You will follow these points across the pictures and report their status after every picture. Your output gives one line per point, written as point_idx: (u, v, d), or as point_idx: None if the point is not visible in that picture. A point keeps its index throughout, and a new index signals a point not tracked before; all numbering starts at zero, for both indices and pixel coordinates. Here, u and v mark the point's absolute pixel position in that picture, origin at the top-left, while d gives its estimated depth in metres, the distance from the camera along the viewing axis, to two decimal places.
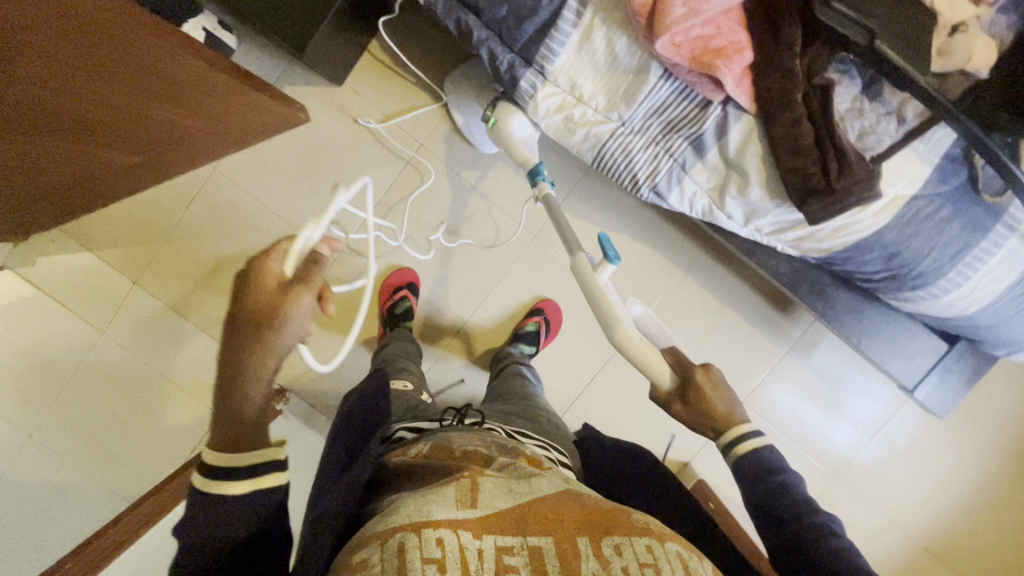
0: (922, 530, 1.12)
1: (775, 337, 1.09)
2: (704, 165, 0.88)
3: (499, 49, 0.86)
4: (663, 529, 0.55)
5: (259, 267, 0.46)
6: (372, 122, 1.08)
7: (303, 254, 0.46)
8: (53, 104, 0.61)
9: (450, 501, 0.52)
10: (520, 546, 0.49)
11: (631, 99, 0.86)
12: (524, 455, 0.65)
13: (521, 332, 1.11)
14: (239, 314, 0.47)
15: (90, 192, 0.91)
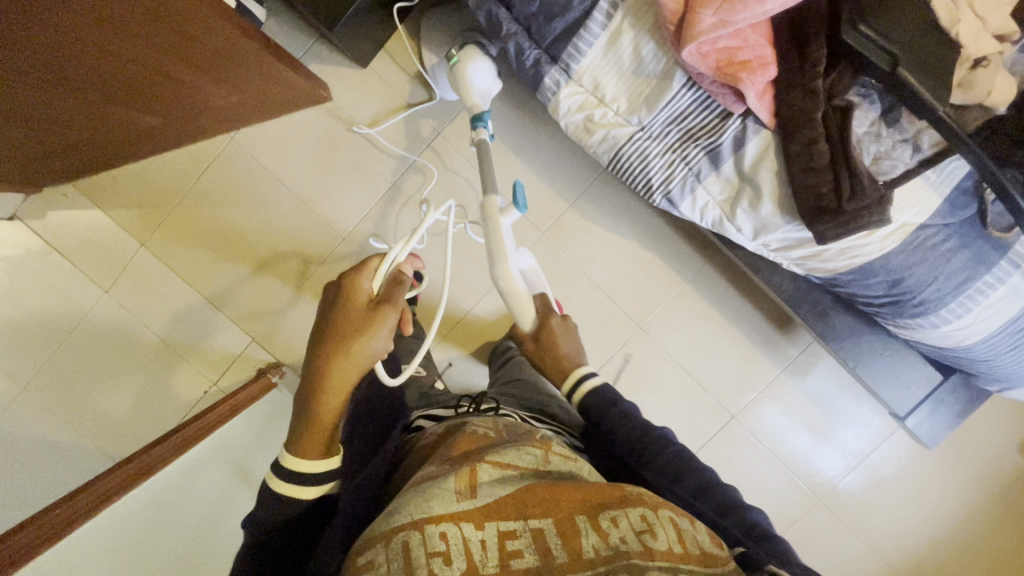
0: (883, 542, 1.32)
1: (773, 355, 1.27)
2: (718, 177, 0.87)
3: (526, 45, 0.88)
4: (653, 499, 0.56)
5: (353, 285, 0.64)
6: (363, 128, 1.20)
7: (389, 273, 0.67)
8: (79, 49, 0.72)
9: (449, 492, 0.50)
10: (523, 530, 0.48)
11: (652, 104, 0.85)
12: (536, 437, 0.64)
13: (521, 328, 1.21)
14: (334, 325, 0.63)
15: (113, 138, 1.02)
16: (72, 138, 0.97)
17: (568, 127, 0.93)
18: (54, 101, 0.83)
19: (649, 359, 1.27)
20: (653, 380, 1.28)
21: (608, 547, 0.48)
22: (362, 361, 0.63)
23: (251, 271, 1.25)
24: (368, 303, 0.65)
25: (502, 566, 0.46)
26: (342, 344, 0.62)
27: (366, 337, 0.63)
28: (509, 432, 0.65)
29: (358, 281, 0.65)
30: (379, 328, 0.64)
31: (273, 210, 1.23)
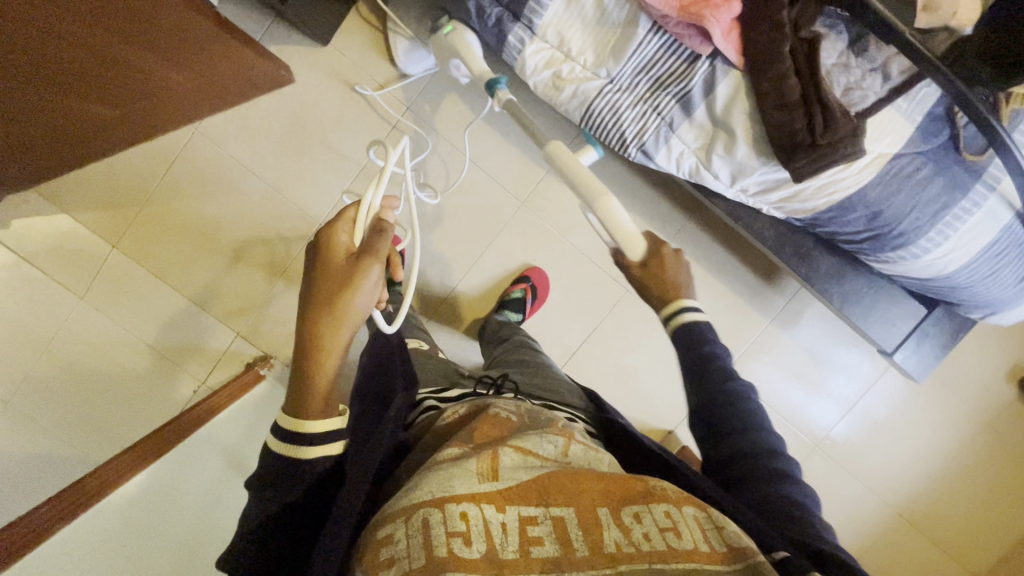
0: (880, 481, 1.34)
1: (761, 306, 1.28)
2: (691, 124, 0.86)
3: (487, 3, 0.86)
4: (679, 493, 0.50)
5: (330, 239, 0.60)
6: (368, 89, 1.17)
7: (370, 223, 0.61)
8: (45, 58, 0.70)
9: (469, 475, 0.48)
10: (544, 516, 0.46)
11: (620, 54, 0.84)
12: (558, 425, 0.59)
13: (508, 299, 1.20)
14: (316, 285, 0.58)
15: (78, 142, 1.00)
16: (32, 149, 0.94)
17: (537, 87, 0.91)
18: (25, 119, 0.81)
19: (639, 320, 1.27)
20: (645, 341, 1.28)
21: (629, 543, 0.44)
22: (347, 316, 0.57)
23: (231, 264, 1.22)
24: (348, 256, 0.60)
25: (521, 552, 0.44)
26: (322, 302, 0.57)
27: (348, 291, 0.57)
28: (529, 415, 0.61)
29: (335, 234, 0.60)
30: (360, 282, 0.58)
31: (246, 199, 1.21)
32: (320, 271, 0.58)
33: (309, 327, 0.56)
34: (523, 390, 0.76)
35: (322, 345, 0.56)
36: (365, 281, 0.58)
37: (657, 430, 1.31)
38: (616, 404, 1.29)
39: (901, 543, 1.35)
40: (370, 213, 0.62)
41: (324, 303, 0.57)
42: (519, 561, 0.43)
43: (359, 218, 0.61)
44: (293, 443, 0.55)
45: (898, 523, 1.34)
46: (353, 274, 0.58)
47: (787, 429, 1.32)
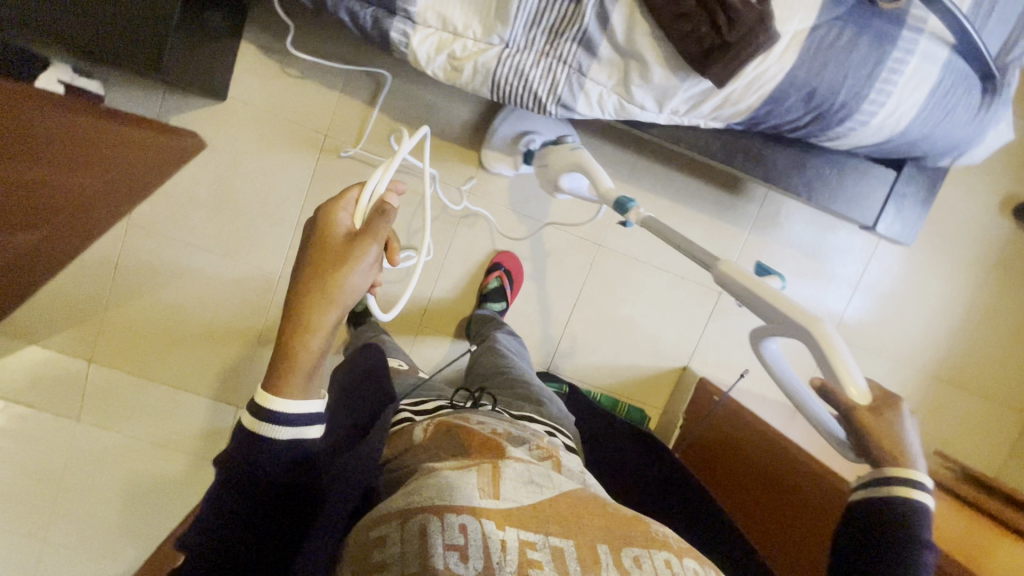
0: (904, 350, 1.32)
1: (737, 218, 1.25)
2: (600, 64, 0.82)
3: (358, 7, 0.82)
4: (681, 543, 0.51)
5: (327, 217, 0.53)
6: (351, 149, 1.15)
7: (374, 206, 0.55)
8: None
9: (473, 490, 0.48)
10: (543, 544, 0.46)
11: (506, 15, 0.79)
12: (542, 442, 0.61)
13: (487, 292, 1.19)
14: (308, 260, 0.52)
15: (12, 276, 0.98)
16: None
17: (437, 74, 0.87)
18: None
19: (621, 270, 1.24)
20: (633, 289, 1.25)
21: None
22: (336, 296, 0.51)
23: (208, 343, 1.21)
24: (347, 235, 0.53)
25: (520, 573, 0.44)
26: (312, 282, 0.51)
27: (340, 271, 0.51)
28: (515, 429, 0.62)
29: (333, 211, 0.54)
30: (352, 263, 0.52)
31: (201, 276, 1.18)
32: (313, 250, 0.52)
33: (296, 302, 0.51)
34: (499, 404, 0.77)
35: (307, 323, 0.51)
36: (357, 261, 0.52)
37: (672, 370, 1.30)
38: (624, 358, 1.28)
39: (942, 403, 1.34)
40: (374, 194, 0.55)
41: (312, 283, 0.51)
42: None
43: (362, 198, 0.54)
44: (271, 421, 0.49)
45: (932, 385, 1.33)
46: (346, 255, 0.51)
47: None
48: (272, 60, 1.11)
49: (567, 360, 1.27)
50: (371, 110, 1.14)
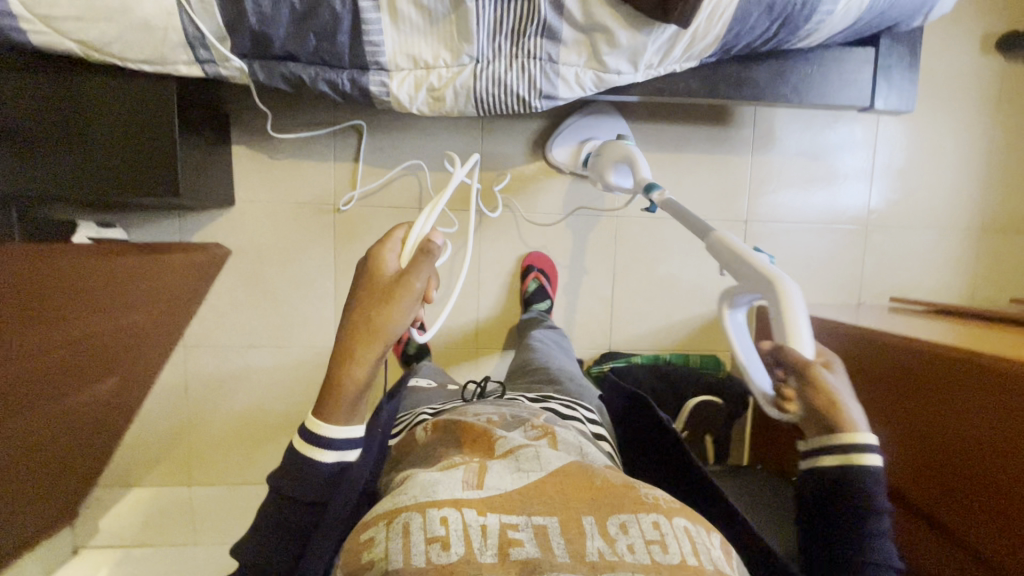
0: (941, 215, 1.32)
1: (737, 146, 1.26)
2: (567, 47, 0.86)
3: (333, 74, 0.87)
4: (671, 505, 0.50)
5: (378, 257, 0.60)
6: (353, 194, 1.19)
7: (417, 246, 0.61)
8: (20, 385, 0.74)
9: (456, 483, 0.50)
10: (526, 524, 0.46)
11: (468, 34, 0.83)
12: (534, 424, 0.62)
13: (529, 294, 1.21)
14: (359, 296, 0.61)
15: (94, 428, 1.02)
16: (59, 457, 0.97)
17: (422, 110, 0.92)
18: (37, 432, 0.84)
19: (645, 232, 1.26)
20: (663, 246, 1.27)
21: (613, 553, 0.45)
22: (382, 331, 0.59)
23: (289, 432, 1.25)
24: (392, 274, 0.60)
25: (501, 553, 0.45)
26: (358, 320, 0.60)
27: (384, 308, 0.59)
28: (512, 418, 0.65)
29: (382, 253, 0.61)
30: (395, 301, 0.59)
31: (262, 372, 1.22)
32: (363, 287, 0.60)
33: (349, 336, 0.60)
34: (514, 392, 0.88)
35: (354, 356, 0.59)
36: (399, 299, 0.59)
37: (727, 309, 1.30)
38: (677, 313, 1.29)
39: (998, 253, 1.33)
40: (418, 236, 0.61)
41: (361, 319, 0.60)
42: (498, 565, 0.44)
43: (406, 239, 0.62)
44: (307, 438, 0.59)
45: (981, 238, 1.32)
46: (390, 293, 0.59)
47: (830, 231, 1.31)
48: (263, 153, 1.16)
49: (625, 334, 1.28)
50: (366, 167, 1.18)
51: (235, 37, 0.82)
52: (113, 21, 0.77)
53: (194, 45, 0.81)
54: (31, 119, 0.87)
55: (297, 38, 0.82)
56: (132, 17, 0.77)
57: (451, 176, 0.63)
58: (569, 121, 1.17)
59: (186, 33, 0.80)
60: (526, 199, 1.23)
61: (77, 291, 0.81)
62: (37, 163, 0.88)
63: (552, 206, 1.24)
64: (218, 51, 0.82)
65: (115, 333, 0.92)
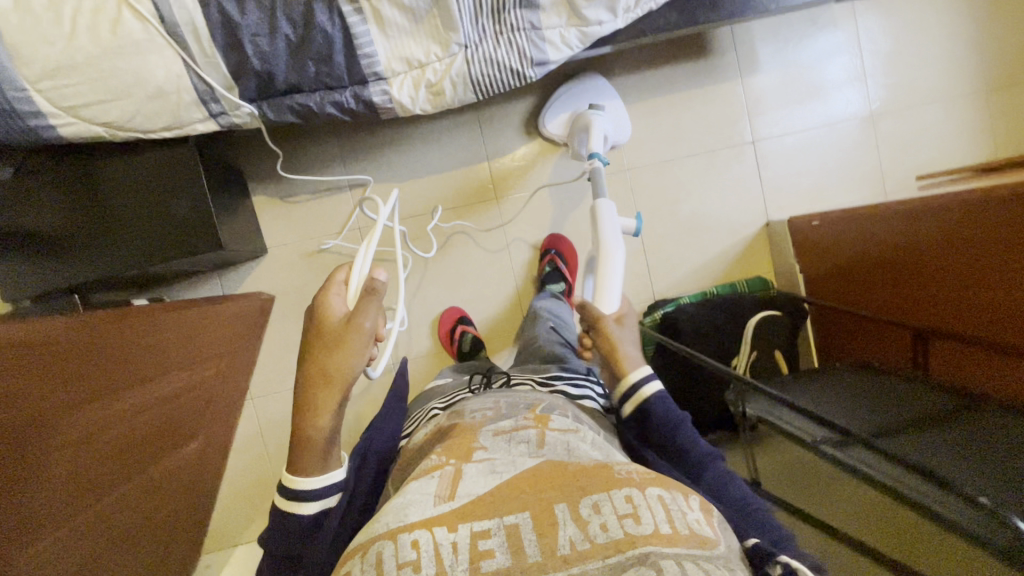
0: (943, 85, 1.32)
1: (726, 73, 1.28)
2: (547, 11, 0.89)
3: (337, 95, 0.91)
4: (646, 476, 0.51)
5: (323, 303, 0.62)
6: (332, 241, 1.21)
7: (362, 287, 0.61)
8: (110, 450, 0.75)
9: (427, 500, 0.49)
10: (497, 527, 0.46)
11: (452, 22, 0.86)
12: (535, 414, 0.64)
13: (545, 276, 1.24)
14: (311, 342, 0.62)
15: (195, 493, 1.03)
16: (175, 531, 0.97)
17: (425, 108, 0.96)
18: (153, 498, 0.86)
19: (659, 179, 1.28)
20: (678, 187, 1.29)
21: (586, 539, 0.45)
22: (342, 376, 0.62)
23: None
24: (340, 318, 0.62)
25: (472, 568, 0.44)
26: (316, 369, 0.62)
27: (340, 352, 0.61)
28: (505, 411, 0.66)
29: (327, 297, 0.63)
30: (347, 346, 0.61)
31: None
32: (312, 334, 0.62)
33: (307, 387, 0.62)
34: (518, 373, 0.89)
35: (315, 405, 0.62)
36: (348, 346, 0.61)
37: (757, 232, 1.31)
38: (709, 249, 1.30)
39: (1011, 108, 1.32)
40: (360, 277, 0.62)
41: (316, 368, 0.62)
42: None
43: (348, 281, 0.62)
44: (286, 493, 0.62)
45: (988, 98, 1.32)
46: (341, 339, 0.61)
47: (837, 130, 1.32)
48: (282, 197, 1.21)
49: (664, 281, 1.30)
50: (379, 186, 1.22)
51: (242, 83, 0.86)
52: (131, 96, 0.82)
53: (206, 100, 0.86)
54: (73, 210, 0.93)
55: (296, 69, 0.87)
56: (147, 88, 0.82)
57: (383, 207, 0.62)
58: (560, 92, 1.19)
59: (197, 91, 0.85)
60: (528, 184, 1.26)
61: (122, 353, 0.83)
62: (86, 251, 0.94)
63: (560, 179, 1.26)
64: (229, 100, 0.87)
65: (193, 391, 0.96)
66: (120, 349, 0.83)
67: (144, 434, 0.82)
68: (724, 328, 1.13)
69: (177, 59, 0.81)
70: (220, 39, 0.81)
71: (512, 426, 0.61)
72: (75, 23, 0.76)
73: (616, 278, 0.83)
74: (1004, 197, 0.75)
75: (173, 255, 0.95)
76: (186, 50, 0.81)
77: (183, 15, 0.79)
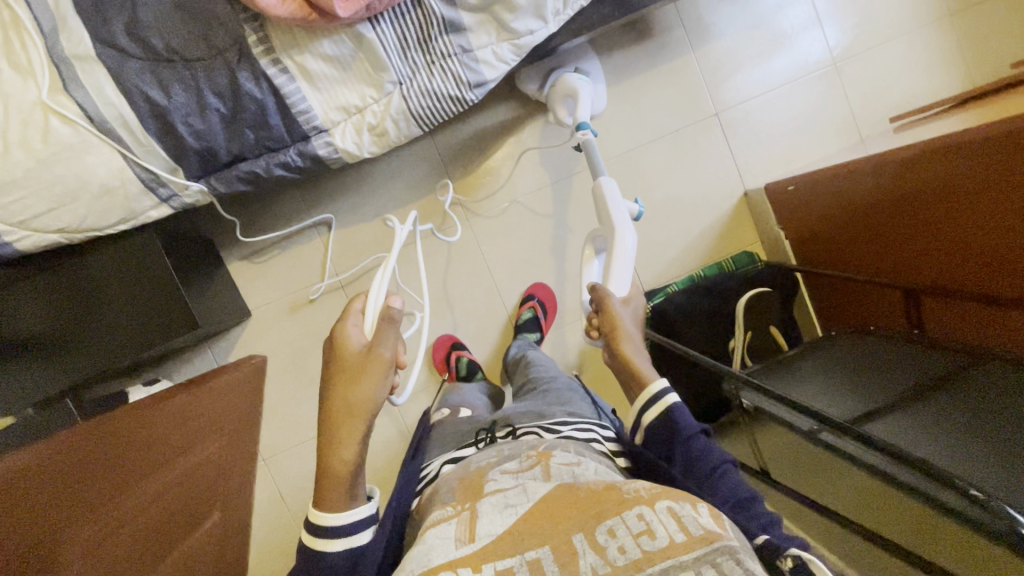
0: (903, 17, 1.26)
1: (677, 47, 1.24)
2: (474, 31, 0.87)
3: (281, 154, 0.90)
4: (654, 489, 0.47)
5: (341, 334, 0.61)
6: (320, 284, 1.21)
7: (379, 315, 0.62)
8: (122, 546, 0.75)
9: (448, 543, 0.46)
10: (519, 563, 0.43)
11: (381, 62, 0.84)
12: (539, 449, 0.60)
13: (522, 322, 1.22)
14: (333, 376, 0.61)
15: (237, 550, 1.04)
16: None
17: (372, 150, 0.96)
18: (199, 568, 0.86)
19: (627, 169, 1.26)
20: (648, 172, 1.26)
21: (605, 565, 0.42)
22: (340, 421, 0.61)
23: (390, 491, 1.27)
24: (359, 348, 0.61)
25: None
26: (335, 406, 0.60)
27: (361, 384, 0.60)
28: (510, 452, 0.63)
29: (344, 329, 0.61)
30: (367, 378, 0.60)
31: None
32: (332, 367, 0.61)
33: (329, 421, 0.61)
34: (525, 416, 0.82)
35: (339, 438, 0.60)
36: (371, 371, 0.60)
37: (736, 201, 1.28)
38: (690, 227, 1.28)
39: (978, 27, 1.27)
40: (376, 308, 0.62)
41: (339, 403, 0.61)
42: None
43: (365, 308, 0.62)
44: (313, 533, 0.58)
45: (952, 20, 1.26)
46: (361, 373, 0.60)
47: (801, 85, 1.28)
48: (255, 255, 1.20)
49: (650, 268, 1.28)
50: (350, 228, 1.21)
51: (184, 163, 0.86)
52: (79, 197, 0.81)
53: (154, 187, 0.85)
54: (54, 316, 0.93)
55: (235, 138, 0.86)
56: (92, 187, 0.81)
57: (401, 225, 0.62)
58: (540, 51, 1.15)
59: (142, 180, 0.84)
60: (502, 198, 1.24)
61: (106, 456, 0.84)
62: (73, 354, 0.95)
63: (529, 190, 1.25)
64: (176, 182, 0.87)
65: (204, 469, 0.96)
66: (105, 452, 0.84)
67: (161, 517, 0.83)
68: (717, 311, 1.12)
69: (116, 154, 0.80)
70: (154, 126, 0.80)
71: (518, 467, 0.57)
72: (6, 139, 0.74)
73: (627, 264, 0.84)
74: (981, 140, 0.71)
75: (149, 342, 0.95)
76: (121, 143, 0.80)
77: (111, 111, 0.77)
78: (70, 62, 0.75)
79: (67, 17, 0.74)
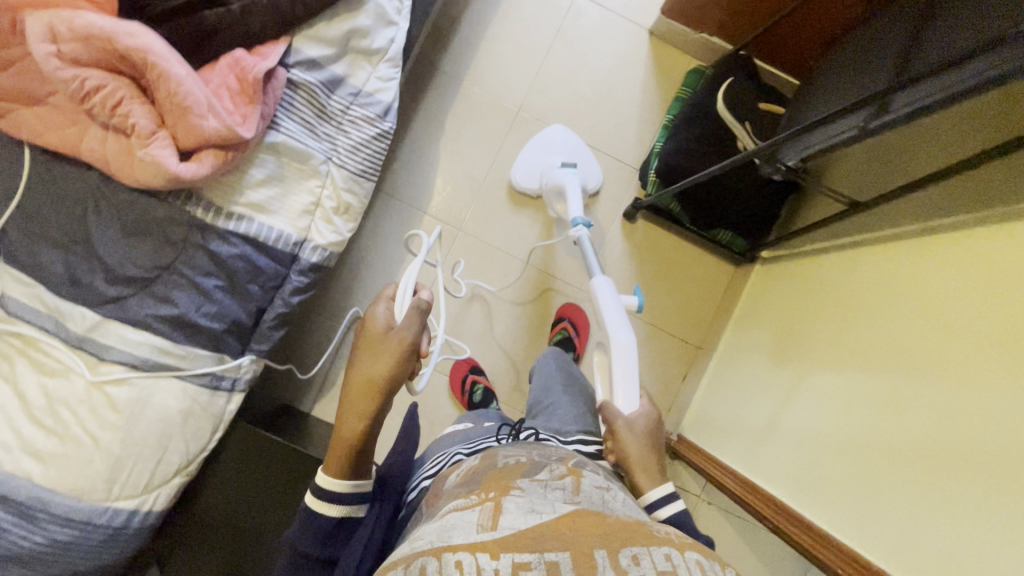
0: None
1: None
2: (350, 74, 0.92)
3: (288, 281, 0.94)
4: (685, 539, 0.42)
5: (370, 314, 0.65)
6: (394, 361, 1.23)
7: (408, 302, 0.65)
8: None
9: (470, 526, 0.41)
10: (538, 561, 0.36)
11: (302, 151, 0.89)
12: (568, 463, 0.54)
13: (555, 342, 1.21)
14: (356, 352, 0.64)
15: None
16: None
17: (351, 228, 0.98)
18: None
19: (546, 90, 1.28)
20: (565, 79, 1.28)
21: None
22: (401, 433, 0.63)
23: None
24: (383, 329, 0.64)
25: None
26: (359, 379, 0.63)
27: (382, 362, 0.63)
28: (540, 458, 0.55)
29: (373, 311, 0.65)
30: (387, 357, 0.63)
31: None
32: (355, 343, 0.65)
33: (351, 395, 0.63)
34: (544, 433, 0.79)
35: (358, 410, 0.63)
36: (388, 353, 0.63)
37: (651, 43, 1.30)
38: (632, 90, 1.29)
39: None
40: (405, 296, 0.66)
41: (360, 372, 0.63)
42: None
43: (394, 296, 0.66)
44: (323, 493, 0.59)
45: None
46: (383, 350, 0.63)
47: None
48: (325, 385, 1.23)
49: (630, 146, 1.28)
50: None
51: (225, 347, 0.89)
52: (171, 437, 0.85)
53: (216, 384, 0.89)
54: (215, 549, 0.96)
55: (246, 296, 0.89)
56: (174, 419, 0.85)
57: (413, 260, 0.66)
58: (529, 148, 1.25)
59: (204, 385, 0.88)
60: (495, 214, 1.26)
61: None
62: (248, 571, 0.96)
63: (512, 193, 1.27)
64: (228, 368, 0.90)
65: None
66: None
67: None
68: (706, 132, 1.13)
69: (172, 380, 0.84)
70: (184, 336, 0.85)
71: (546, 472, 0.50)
72: (87, 431, 0.79)
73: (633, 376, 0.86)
74: None
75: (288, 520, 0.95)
76: (171, 368, 0.84)
77: (144, 348, 0.82)
78: (88, 337, 0.81)
79: (60, 307, 0.81)
